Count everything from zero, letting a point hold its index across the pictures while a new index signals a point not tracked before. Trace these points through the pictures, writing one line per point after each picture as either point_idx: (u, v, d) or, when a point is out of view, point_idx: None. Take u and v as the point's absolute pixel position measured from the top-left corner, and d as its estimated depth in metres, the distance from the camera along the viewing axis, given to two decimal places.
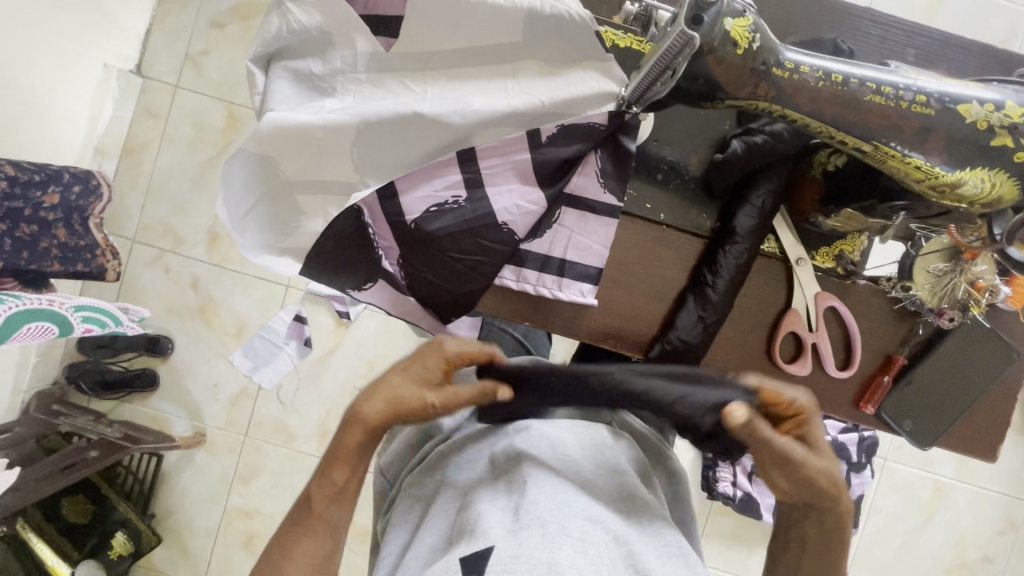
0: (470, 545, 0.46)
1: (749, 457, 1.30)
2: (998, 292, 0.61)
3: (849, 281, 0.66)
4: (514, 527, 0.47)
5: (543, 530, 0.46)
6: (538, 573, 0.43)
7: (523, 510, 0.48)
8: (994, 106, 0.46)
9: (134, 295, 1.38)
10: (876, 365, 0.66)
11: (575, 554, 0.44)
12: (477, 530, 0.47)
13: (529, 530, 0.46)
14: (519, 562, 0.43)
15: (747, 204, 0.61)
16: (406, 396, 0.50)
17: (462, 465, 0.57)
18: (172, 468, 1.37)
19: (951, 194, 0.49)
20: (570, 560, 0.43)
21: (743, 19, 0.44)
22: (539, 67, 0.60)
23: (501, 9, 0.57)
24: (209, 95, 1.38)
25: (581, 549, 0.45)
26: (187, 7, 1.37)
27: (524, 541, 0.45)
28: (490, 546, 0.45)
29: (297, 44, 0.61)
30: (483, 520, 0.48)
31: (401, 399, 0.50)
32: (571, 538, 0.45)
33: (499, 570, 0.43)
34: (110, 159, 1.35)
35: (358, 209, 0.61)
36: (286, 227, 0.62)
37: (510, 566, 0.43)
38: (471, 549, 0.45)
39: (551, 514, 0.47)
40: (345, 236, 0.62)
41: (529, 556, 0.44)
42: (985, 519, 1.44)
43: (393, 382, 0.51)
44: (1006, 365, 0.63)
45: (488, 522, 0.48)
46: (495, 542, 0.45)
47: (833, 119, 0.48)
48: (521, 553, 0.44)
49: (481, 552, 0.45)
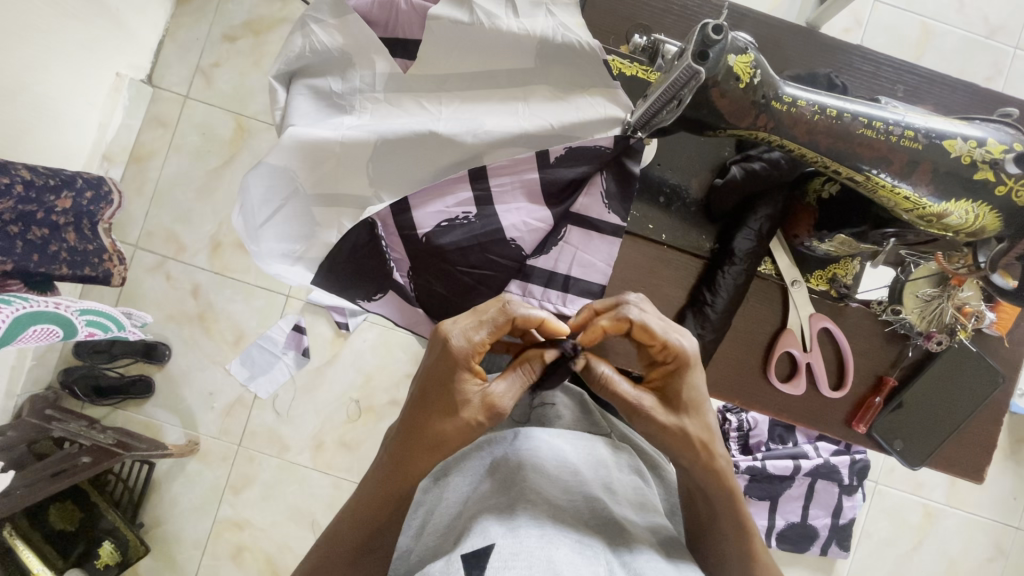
0: (469, 543, 0.47)
1: (742, 477, 1.31)
2: (984, 317, 0.64)
3: (842, 304, 0.68)
4: (512, 526, 0.48)
5: (541, 530, 0.48)
6: (537, 569, 0.44)
7: (518, 513, 0.50)
8: (977, 143, 0.49)
9: (133, 301, 1.39)
10: (867, 386, 0.68)
11: (572, 554, 0.46)
12: (476, 530, 0.49)
13: (528, 530, 0.48)
14: (518, 559, 0.45)
15: (745, 227, 0.64)
16: (447, 431, 0.50)
17: (463, 471, 0.59)
18: (163, 476, 1.36)
19: (937, 223, 0.52)
20: (568, 559, 0.45)
21: (745, 55, 0.47)
22: (550, 91, 0.64)
23: (514, 36, 0.61)
24: (219, 106, 1.41)
25: (577, 550, 0.47)
26: (200, 21, 1.41)
27: (524, 540, 0.47)
28: (490, 543, 0.46)
29: (319, 64, 0.64)
30: (481, 522, 0.50)
31: (454, 439, 0.50)
32: (567, 543, 0.48)
33: (498, 566, 0.45)
34: (117, 165, 1.37)
35: (373, 222, 0.63)
36: (303, 231, 0.64)
37: (509, 563, 0.45)
38: (470, 547, 0.47)
39: (549, 521, 0.50)
40: (358, 248, 0.63)
41: (528, 553, 0.46)
42: (975, 545, 1.45)
43: (439, 424, 0.50)
44: (991, 390, 0.66)
45: (486, 522, 0.49)
46: (495, 540, 0.47)
47: (828, 150, 0.51)
48: (521, 551, 0.46)
49: (481, 550, 0.46)
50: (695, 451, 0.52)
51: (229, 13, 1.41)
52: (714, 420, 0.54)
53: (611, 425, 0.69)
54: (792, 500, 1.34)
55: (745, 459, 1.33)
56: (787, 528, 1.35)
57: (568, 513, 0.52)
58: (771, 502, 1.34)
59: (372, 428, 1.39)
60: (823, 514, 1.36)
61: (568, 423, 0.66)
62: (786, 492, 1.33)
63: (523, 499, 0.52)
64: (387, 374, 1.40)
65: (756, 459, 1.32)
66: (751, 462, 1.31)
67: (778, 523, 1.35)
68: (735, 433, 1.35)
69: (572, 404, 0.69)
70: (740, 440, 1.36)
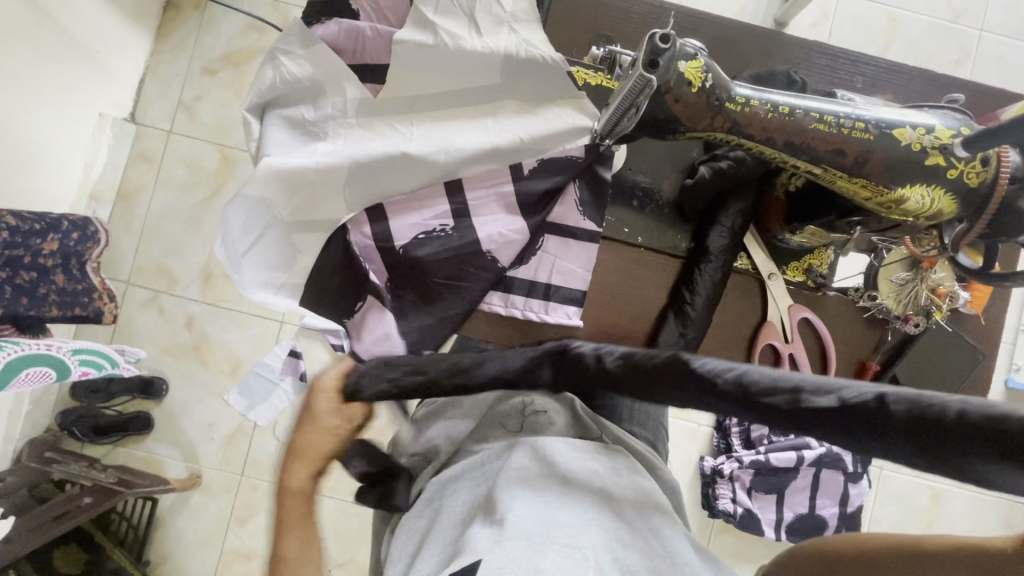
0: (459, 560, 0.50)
1: (746, 472, 1.35)
2: (958, 297, 0.65)
3: (820, 293, 0.69)
4: (499, 539, 0.51)
5: (527, 540, 0.50)
6: None
7: (506, 527, 0.52)
8: (926, 130, 0.50)
9: (128, 337, 1.39)
10: (850, 372, 0.69)
11: (559, 560, 0.48)
12: (463, 548, 0.51)
13: (514, 541, 0.50)
14: (506, 570, 0.47)
15: (718, 225, 0.65)
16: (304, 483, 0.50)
17: (459, 487, 0.63)
18: (167, 512, 1.36)
19: (897, 209, 0.53)
20: (555, 566, 0.48)
21: (696, 61, 0.48)
22: (517, 106, 0.66)
23: (478, 54, 0.63)
24: (202, 139, 1.42)
25: (567, 555, 0.49)
26: (179, 56, 1.43)
27: (510, 553, 0.49)
28: (477, 559, 0.49)
29: (290, 93, 0.66)
30: (471, 537, 0.52)
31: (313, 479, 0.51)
32: (555, 548, 0.49)
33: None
34: (105, 204, 1.38)
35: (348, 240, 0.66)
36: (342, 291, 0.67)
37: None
38: (460, 564, 0.49)
39: (536, 528, 0.52)
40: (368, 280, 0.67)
41: (515, 564, 0.48)
42: (985, 524, 1.45)
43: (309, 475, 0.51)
44: (971, 368, 0.67)
45: (475, 537, 0.52)
46: (482, 555, 0.49)
47: (784, 146, 0.52)
48: (508, 563, 0.48)
49: (468, 566, 0.49)
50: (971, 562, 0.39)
51: (207, 47, 1.43)
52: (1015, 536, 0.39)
53: (602, 425, 0.74)
54: (800, 492, 1.34)
55: (748, 453, 1.36)
56: (795, 520, 1.36)
57: (550, 509, 0.55)
58: (779, 494, 1.35)
59: None
60: (831, 503, 1.32)
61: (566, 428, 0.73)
62: (793, 484, 1.34)
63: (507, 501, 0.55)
64: None
65: (759, 453, 1.34)
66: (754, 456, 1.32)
67: (786, 515, 1.35)
68: (736, 428, 1.39)
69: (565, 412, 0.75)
70: (742, 435, 1.39)
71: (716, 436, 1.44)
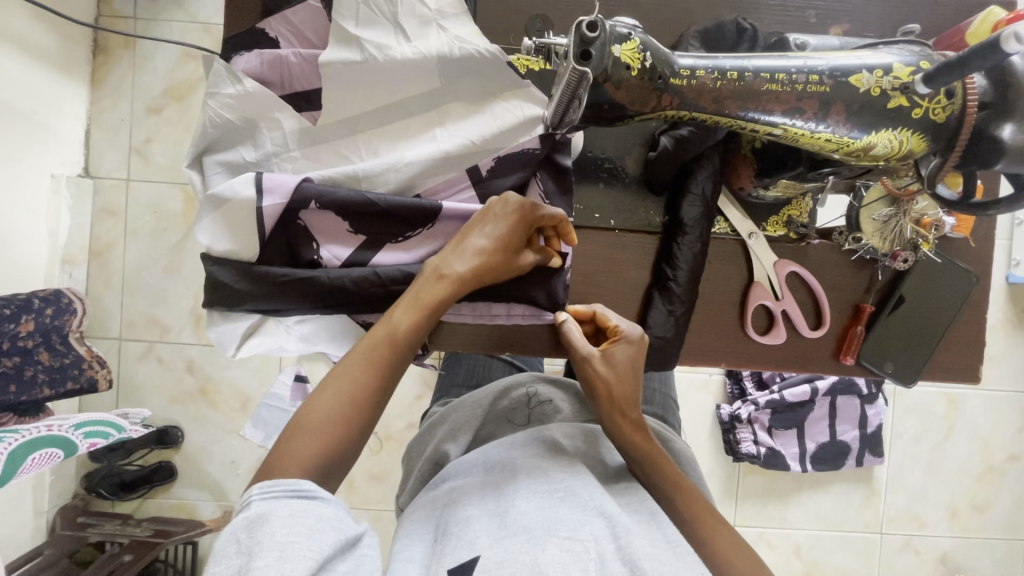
0: (455, 558, 0.51)
1: (764, 412, 1.36)
2: (944, 225, 0.63)
3: (804, 244, 0.67)
4: (500, 535, 0.52)
5: (528, 537, 0.51)
6: (523, 574, 0.48)
7: (509, 519, 0.53)
8: (883, 72, 0.48)
9: (134, 392, 1.39)
10: (847, 317, 0.68)
11: (558, 554, 0.49)
12: (463, 542, 0.52)
13: (514, 538, 0.51)
14: (502, 567, 0.48)
15: (689, 194, 0.62)
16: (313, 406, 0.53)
17: (464, 472, 0.65)
18: (209, 551, 1.39)
19: (866, 156, 0.51)
20: (554, 560, 0.48)
21: (631, 42, 0.45)
22: (463, 107, 0.63)
23: (411, 61, 0.60)
24: (162, 181, 1.38)
25: (566, 548, 0.50)
26: (120, 100, 1.37)
27: (508, 549, 0.50)
28: (474, 557, 0.50)
29: (225, 136, 0.62)
30: (469, 533, 0.53)
31: None
32: (554, 542, 0.50)
33: None
34: (79, 266, 1.35)
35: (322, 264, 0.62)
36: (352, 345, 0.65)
37: (494, 573, 0.48)
38: (456, 561, 0.50)
39: (536, 523, 0.52)
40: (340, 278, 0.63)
41: (512, 561, 0.49)
42: (1003, 420, 1.46)
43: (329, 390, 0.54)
44: (966, 293, 0.66)
45: (474, 533, 0.53)
46: (479, 553, 0.50)
47: (738, 113, 0.49)
48: (505, 559, 0.49)
49: (467, 563, 0.50)
50: (630, 434, 0.63)
51: (146, 85, 1.37)
52: (620, 383, 0.63)
53: None
54: (818, 421, 1.37)
55: (763, 394, 1.36)
56: (819, 450, 1.38)
57: (546, 498, 0.56)
58: (799, 428, 1.37)
59: (397, 455, 1.40)
60: (851, 427, 1.38)
61: (573, 414, 0.76)
62: (810, 415, 1.36)
63: (507, 488, 0.58)
64: (397, 401, 1.40)
65: (774, 392, 1.35)
66: (769, 395, 1.35)
67: (809, 446, 1.38)
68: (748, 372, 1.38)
69: (570, 398, 0.78)
70: (754, 377, 1.39)
71: (729, 382, 1.41)
